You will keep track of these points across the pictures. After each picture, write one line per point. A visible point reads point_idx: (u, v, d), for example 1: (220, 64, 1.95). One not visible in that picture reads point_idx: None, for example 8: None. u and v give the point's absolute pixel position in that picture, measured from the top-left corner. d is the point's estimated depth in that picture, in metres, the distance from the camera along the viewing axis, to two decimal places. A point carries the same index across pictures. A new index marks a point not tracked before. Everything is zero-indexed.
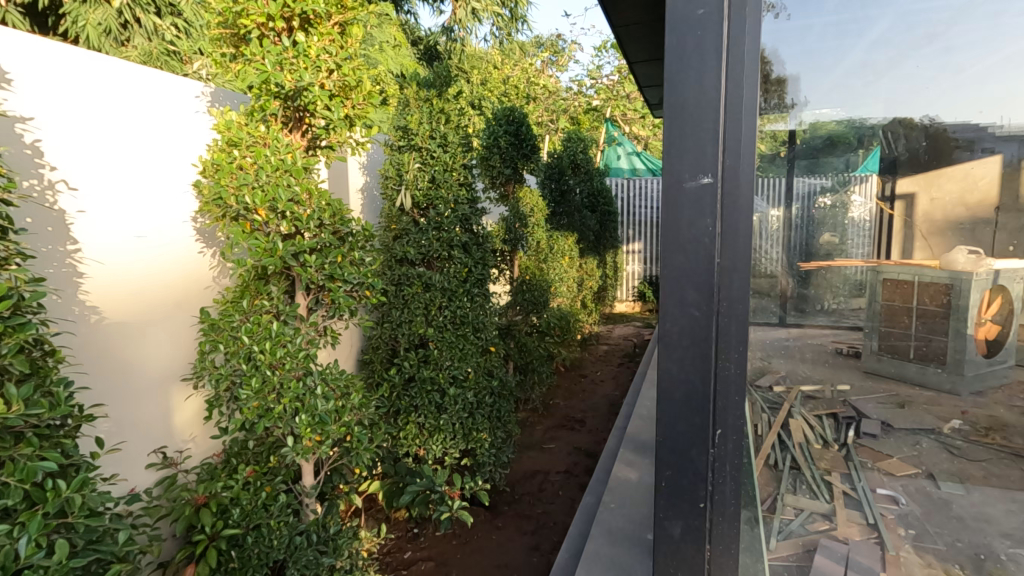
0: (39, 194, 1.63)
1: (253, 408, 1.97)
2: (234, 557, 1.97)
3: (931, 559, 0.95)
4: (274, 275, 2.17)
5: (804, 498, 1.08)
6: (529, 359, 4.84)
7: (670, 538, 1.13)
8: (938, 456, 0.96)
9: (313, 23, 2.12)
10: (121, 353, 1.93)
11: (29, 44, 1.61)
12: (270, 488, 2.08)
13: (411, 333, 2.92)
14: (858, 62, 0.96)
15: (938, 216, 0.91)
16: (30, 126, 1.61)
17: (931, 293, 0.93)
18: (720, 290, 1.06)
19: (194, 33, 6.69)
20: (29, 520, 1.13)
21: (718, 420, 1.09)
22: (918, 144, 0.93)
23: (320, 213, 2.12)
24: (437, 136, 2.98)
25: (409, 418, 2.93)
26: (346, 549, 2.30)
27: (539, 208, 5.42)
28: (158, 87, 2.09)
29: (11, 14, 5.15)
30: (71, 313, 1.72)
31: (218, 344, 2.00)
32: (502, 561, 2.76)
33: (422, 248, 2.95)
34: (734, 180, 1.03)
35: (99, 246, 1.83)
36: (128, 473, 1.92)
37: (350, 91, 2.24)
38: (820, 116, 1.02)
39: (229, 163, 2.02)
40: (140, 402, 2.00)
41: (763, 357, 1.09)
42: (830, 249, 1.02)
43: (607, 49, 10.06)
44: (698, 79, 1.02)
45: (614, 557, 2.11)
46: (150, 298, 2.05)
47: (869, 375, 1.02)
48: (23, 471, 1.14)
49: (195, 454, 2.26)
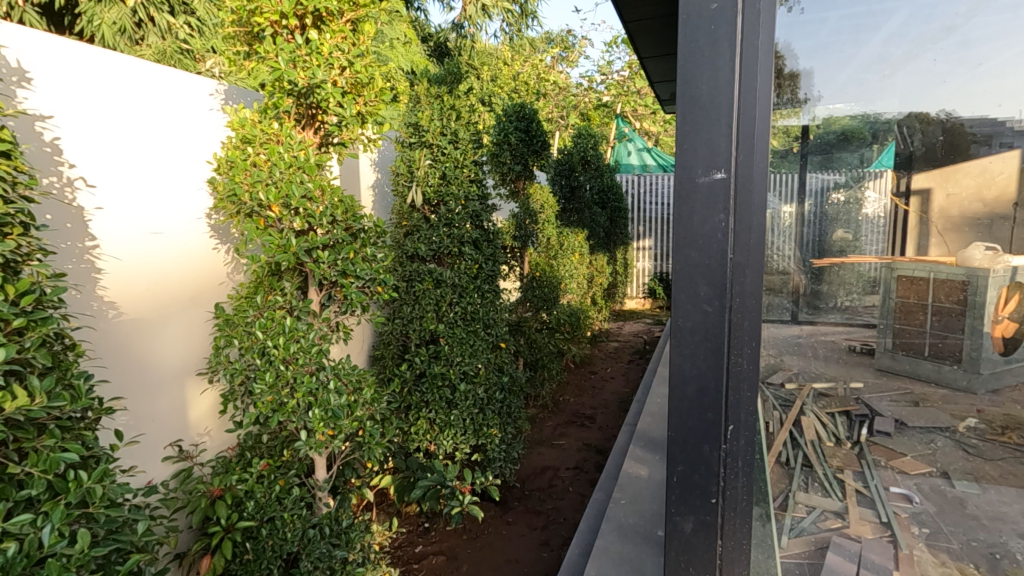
0: (59, 191, 1.66)
1: (267, 402, 1.99)
2: (249, 549, 2.00)
3: (946, 558, 0.93)
4: (287, 271, 2.18)
5: (817, 496, 1.08)
6: (539, 355, 4.86)
7: (681, 534, 1.13)
8: (952, 455, 0.94)
9: (325, 20, 2.13)
10: (137, 347, 1.95)
11: (47, 43, 1.64)
12: (285, 480, 2.13)
13: (422, 329, 2.93)
14: (873, 57, 0.95)
15: (955, 211, 0.90)
16: (49, 124, 1.63)
17: (946, 290, 0.93)
18: (733, 286, 1.06)
19: (207, 31, 6.71)
20: (52, 510, 1.16)
21: (730, 416, 1.08)
22: (934, 139, 0.93)
23: (332, 209, 2.13)
24: (447, 133, 2.98)
25: (419, 413, 2.96)
26: (358, 543, 2.32)
27: (550, 204, 5.41)
28: (172, 85, 2.11)
29: (27, 14, 5.24)
30: (90, 308, 1.75)
31: (232, 339, 2.02)
32: (512, 556, 2.77)
33: (432, 244, 2.95)
34: (748, 175, 1.03)
35: (115, 242, 1.85)
36: (146, 465, 1.95)
37: (362, 88, 2.25)
38: (834, 111, 1.01)
39: (243, 160, 2.02)
40: (156, 395, 2.03)
41: (775, 354, 1.08)
42: (844, 246, 1.02)
43: (618, 45, 10.00)
44: (712, 75, 1.02)
45: (624, 553, 2.12)
46: (166, 293, 2.08)
47: (882, 373, 1.02)
48: (46, 462, 1.17)
49: (210, 447, 2.29)
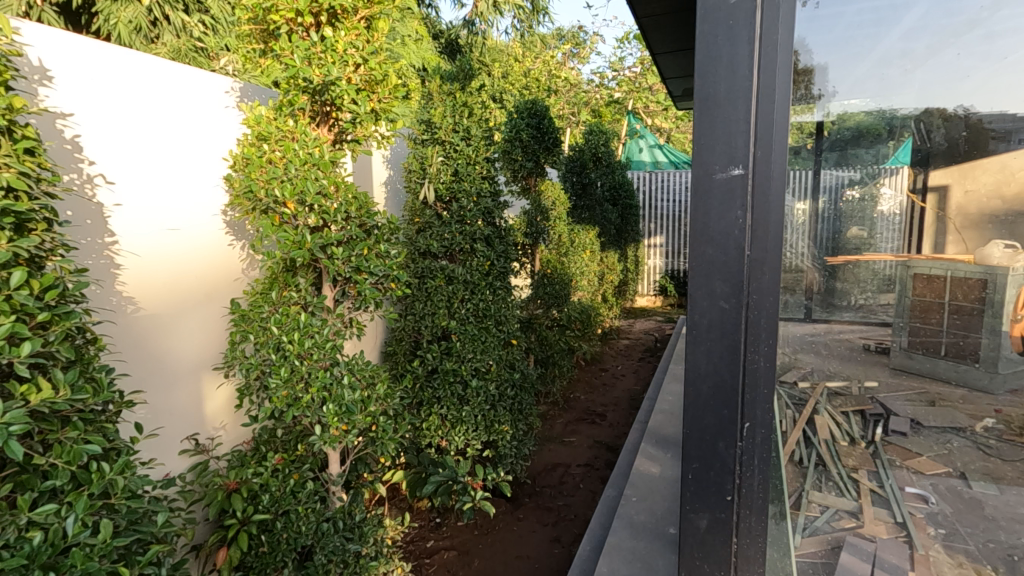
0: (79, 188, 1.68)
1: (282, 397, 2.01)
2: (265, 541, 2.03)
3: (962, 559, 0.93)
4: (302, 267, 2.20)
5: (831, 496, 1.07)
6: (550, 352, 4.86)
7: (696, 531, 1.12)
8: (970, 455, 0.93)
9: (339, 17, 2.14)
10: (155, 343, 1.98)
11: (70, 42, 1.66)
12: (299, 475, 2.14)
13: (433, 325, 2.94)
14: (893, 51, 0.94)
15: (973, 210, 0.89)
16: (69, 121, 1.65)
17: (965, 288, 0.91)
18: (750, 283, 1.06)
19: (220, 29, 6.73)
20: (76, 500, 1.19)
21: (747, 413, 1.08)
22: (958, 134, 0.91)
23: (346, 206, 2.14)
24: (460, 129, 2.99)
25: (431, 409, 2.97)
26: (371, 537, 2.34)
27: (561, 201, 5.40)
28: (189, 83, 2.13)
29: (45, 13, 5.34)
30: (110, 303, 1.78)
31: (248, 334, 2.05)
32: (523, 552, 2.78)
33: (444, 241, 2.96)
34: (766, 172, 1.02)
35: (134, 238, 1.88)
36: (164, 458, 1.98)
37: (375, 85, 2.26)
38: (849, 107, 1.02)
39: (259, 157, 2.05)
40: (172, 389, 2.05)
41: (790, 352, 1.09)
42: (860, 243, 1.01)
43: (630, 40, 9.90)
44: (730, 70, 1.01)
45: (635, 550, 2.12)
46: (182, 287, 2.10)
47: (897, 372, 1.00)
48: (69, 453, 1.19)
49: (226, 441, 2.33)
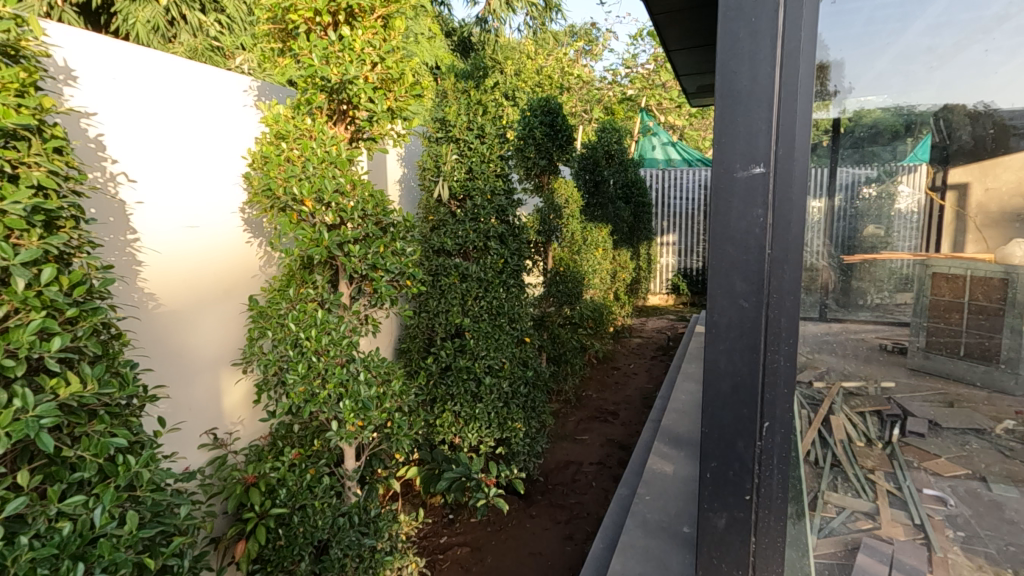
0: (103, 185, 1.71)
1: (299, 393, 2.03)
2: (281, 535, 2.05)
3: (982, 562, 0.92)
4: (319, 265, 2.22)
5: (847, 497, 1.07)
6: (563, 350, 4.86)
7: (715, 530, 1.13)
8: (991, 457, 0.92)
9: (357, 17, 2.15)
10: (176, 338, 2.01)
11: (93, 43, 1.68)
12: (315, 470, 2.18)
13: (447, 323, 2.97)
14: (916, 46, 0.92)
15: (994, 207, 0.88)
16: (92, 121, 1.67)
17: (984, 288, 0.90)
18: (771, 282, 1.04)
19: (237, 28, 6.76)
20: (103, 492, 1.22)
21: (766, 413, 1.07)
22: (984, 131, 0.89)
23: (363, 204, 2.15)
24: (473, 128, 2.99)
25: (445, 406, 2.99)
26: (386, 532, 2.37)
27: (574, 199, 5.39)
28: (209, 83, 2.16)
29: (67, 13, 5.44)
30: (133, 299, 1.81)
31: (266, 331, 2.11)
32: (536, 549, 2.79)
33: (458, 239, 2.98)
34: (787, 171, 1.01)
35: (155, 235, 1.91)
36: (184, 451, 2.02)
37: (392, 83, 2.27)
38: (865, 103, 1.00)
39: (278, 155, 2.08)
40: (192, 383, 2.08)
41: (808, 351, 1.06)
42: (876, 242, 1.01)
43: (644, 37, 9.80)
44: (751, 69, 1.01)
45: (649, 548, 2.12)
46: (201, 284, 2.13)
47: (914, 372, 1.01)
48: (96, 446, 1.21)
49: (244, 436, 2.36)
